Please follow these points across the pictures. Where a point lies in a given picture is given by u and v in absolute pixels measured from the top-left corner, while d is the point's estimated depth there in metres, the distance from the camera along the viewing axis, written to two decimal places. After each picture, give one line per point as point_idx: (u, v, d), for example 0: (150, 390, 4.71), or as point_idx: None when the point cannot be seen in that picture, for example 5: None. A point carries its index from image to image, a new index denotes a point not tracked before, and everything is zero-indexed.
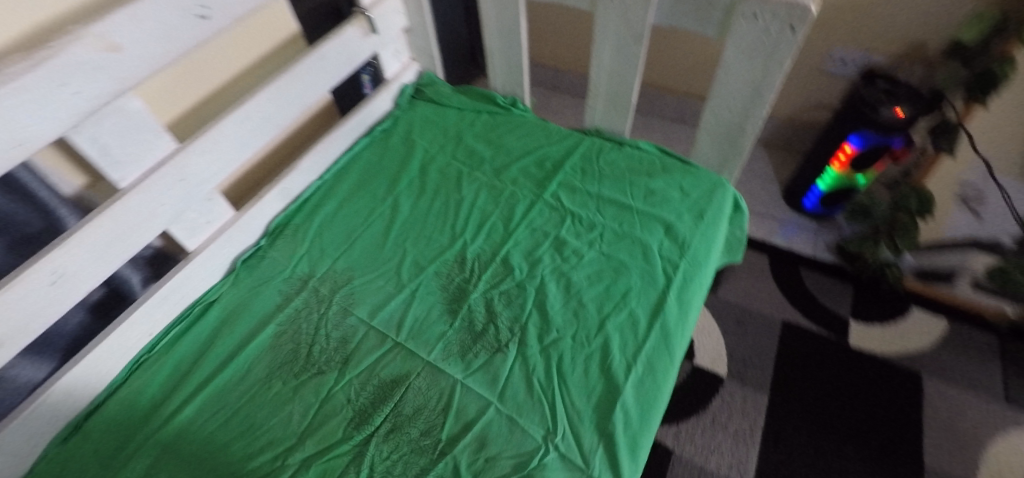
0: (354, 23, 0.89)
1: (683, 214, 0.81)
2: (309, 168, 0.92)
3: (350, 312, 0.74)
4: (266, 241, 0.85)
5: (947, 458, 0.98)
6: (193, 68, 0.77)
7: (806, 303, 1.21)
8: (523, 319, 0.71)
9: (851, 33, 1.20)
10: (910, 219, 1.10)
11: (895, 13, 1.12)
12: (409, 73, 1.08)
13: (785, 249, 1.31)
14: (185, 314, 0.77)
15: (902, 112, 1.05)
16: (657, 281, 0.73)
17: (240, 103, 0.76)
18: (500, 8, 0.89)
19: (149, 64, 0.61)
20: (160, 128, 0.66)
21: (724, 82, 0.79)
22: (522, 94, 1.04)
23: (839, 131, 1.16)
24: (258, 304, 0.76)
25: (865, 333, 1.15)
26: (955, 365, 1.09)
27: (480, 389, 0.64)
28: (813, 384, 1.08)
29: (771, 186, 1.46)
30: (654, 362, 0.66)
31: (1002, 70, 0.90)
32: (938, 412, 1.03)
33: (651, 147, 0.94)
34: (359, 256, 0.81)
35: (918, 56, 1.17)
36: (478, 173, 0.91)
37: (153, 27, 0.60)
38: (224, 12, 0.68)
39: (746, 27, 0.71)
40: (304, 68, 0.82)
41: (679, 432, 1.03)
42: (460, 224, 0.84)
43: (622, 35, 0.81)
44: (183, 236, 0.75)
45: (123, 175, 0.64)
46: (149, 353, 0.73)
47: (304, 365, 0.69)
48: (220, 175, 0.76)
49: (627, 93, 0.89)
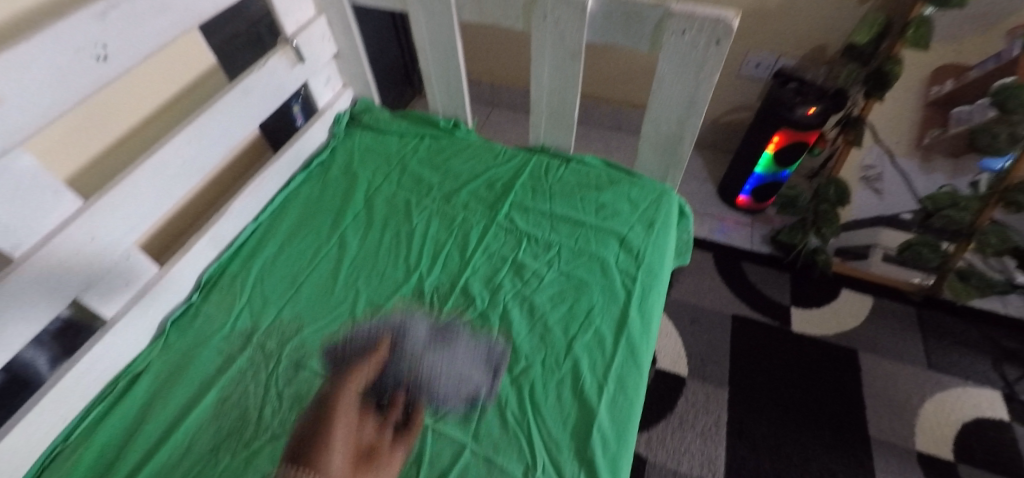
0: (279, 53, 0.84)
1: (635, 226, 0.83)
2: (241, 210, 0.84)
3: (302, 365, 0.68)
4: (199, 296, 0.77)
5: (890, 427, 1.05)
6: (96, 114, 0.69)
7: (751, 295, 1.27)
8: (489, 350, 0.69)
9: (763, 40, 1.29)
10: (831, 207, 1.19)
11: (799, 21, 1.22)
12: (343, 100, 1.04)
13: (726, 246, 1.38)
14: (107, 391, 0.68)
15: (814, 109, 1.15)
16: (619, 295, 0.74)
17: (156, 149, 0.68)
18: (433, 31, 0.87)
19: (38, 117, 0.54)
20: (62, 185, 0.59)
21: (660, 95, 0.81)
22: (463, 116, 1.02)
23: (762, 132, 1.24)
24: (194, 368, 0.69)
25: (805, 318, 1.22)
26: (884, 338, 1.19)
27: (453, 431, 0.61)
28: (766, 373, 1.13)
29: (707, 186, 1.54)
30: (625, 378, 0.65)
31: (892, 70, 1.01)
32: (876, 384, 1.11)
33: (596, 161, 0.95)
34: (307, 301, 0.76)
35: (822, 58, 1.27)
36: (428, 201, 0.89)
37: (41, 74, 0.52)
38: (126, 51, 0.61)
39: (675, 43, 0.73)
40: (226, 104, 0.76)
41: (651, 438, 1.04)
42: (414, 257, 0.81)
43: (559, 54, 0.82)
44: (97, 303, 0.67)
45: (15, 243, 0.56)
46: (65, 442, 0.63)
47: (255, 432, 0.62)
48: (137, 230, 0.69)
49: (569, 110, 0.90)
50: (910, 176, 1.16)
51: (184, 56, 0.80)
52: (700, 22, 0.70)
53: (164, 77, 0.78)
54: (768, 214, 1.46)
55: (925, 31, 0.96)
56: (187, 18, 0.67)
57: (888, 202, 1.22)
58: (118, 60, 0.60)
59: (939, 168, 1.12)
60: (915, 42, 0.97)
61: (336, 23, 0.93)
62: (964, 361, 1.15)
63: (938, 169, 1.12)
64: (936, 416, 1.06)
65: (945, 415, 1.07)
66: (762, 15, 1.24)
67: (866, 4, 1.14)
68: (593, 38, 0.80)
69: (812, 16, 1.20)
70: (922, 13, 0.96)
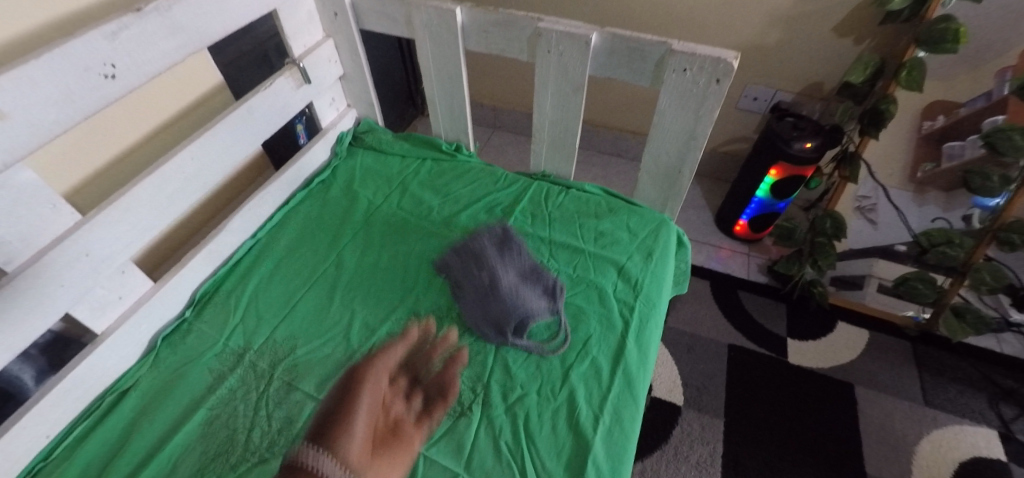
0: (285, 73, 0.85)
1: (633, 254, 0.83)
2: (240, 227, 0.84)
3: (294, 387, 0.67)
4: (193, 312, 0.77)
5: (886, 464, 1.04)
6: (100, 128, 0.69)
7: (747, 325, 1.27)
8: (485, 377, 0.68)
9: (760, 75, 1.32)
10: (827, 240, 1.19)
11: (797, 58, 1.25)
12: (346, 120, 1.05)
13: (723, 274, 1.39)
14: (92, 407, 0.66)
15: (810, 144, 1.15)
16: (616, 325, 0.73)
17: (157, 165, 0.69)
18: (439, 59, 0.88)
19: (41, 133, 0.54)
20: (60, 199, 0.59)
21: (660, 128, 0.83)
22: (466, 140, 1.03)
23: (760, 164, 1.25)
24: (184, 386, 0.68)
25: (801, 350, 1.22)
26: (880, 373, 1.18)
27: (445, 460, 0.60)
28: (762, 404, 1.12)
29: (704, 214, 1.55)
30: (620, 411, 0.65)
31: (887, 109, 1.02)
32: (872, 420, 1.10)
33: (596, 189, 0.96)
34: (302, 321, 0.75)
35: (819, 94, 1.30)
36: (427, 224, 0.89)
37: (48, 92, 0.53)
38: (134, 70, 0.61)
39: (676, 79, 0.75)
40: (231, 123, 0.77)
41: (645, 468, 1.02)
42: (412, 279, 0.80)
43: (562, 85, 0.83)
44: (88, 318, 0.66)
45: (8, 257, 0.56)
46: (46, 460, 0.62)
47: (242, 455, 0.61)
48: (133, 245, 0.68)
49: (570, 138, 0.91)
50: (903, 210, 1.18)
51: (190, 75, 0.81)
52: (701, 60, 0.71)
53: (170, 94, 0.78)
54: (765, 244, 1.47)
55: (917, 74, 0.97)
56: (199, 40, 0.68)
57: (881, 232, 1.23)
58: (127, 78, 0.61)
59: (933, 206, 1.13)
60: (909, 85, 0.98)
61: (344, 47, 0.95)
62: (960, 398, 1.14)
63: (931, 200, 1.13)
64: (932, 454, 1.05)
65: (941, 453, 1.06)
66: (761, 50, 1.27)
67: (862, 45, 1.17)
68: (596, 71, 0.81)
69: (809, 54, 1.23)
70: (916, 56, 0.97)
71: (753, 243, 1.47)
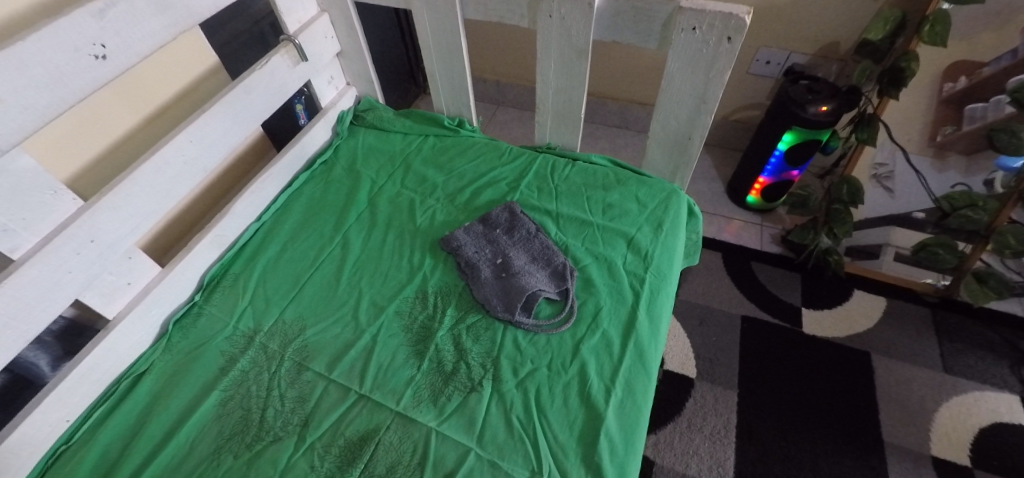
0: (281, 51, 0.83)
1: (643, 226, 0.81)
2: (244, 210, 0.84)
3: (304, 366, 0.68)
4: (202, 296, 0.77)
5: (903, 431, 1.03)
6: (96, 113, 0.68)
7: (760, 296, 1.25)
8: (495, 352, 0.67)
9: (772, 37, 1.27)
10: (843, 207, 1.16)
11: (811, 17, 1.19)
12: (346, 99, 1.03)
13: (735, 245, 1.36)
14: (109, 392, 0.67)
15: (826, 108, 1.11)
16: (626, 298, 0.72)
17: (157, 148, 0.68)
18: (437, 29, 0.86)
19: (36, 116, 0.53)
20: (61, 185, 0.59)
21: (669, 93, 0.80)
22: (468, 114, 1.01)
23: (772, 131, 1.21)
24: (197, 369, 0.68)
25: (816, 320, 1.20)
26: (898, 341, 1.16)
27: (457, 435, 0.60)
28: (776, 375, 1.11)
29: (715, 185, 1.51)
30: (632, 382, 0.64)
31: (907, 67, 0.98)
32: (889, 387, 1.09)
33: (603, 161, 0.93)
34: (311, 301, 0.75)
35: (834, 55, 1.25)
36: (431, 201, 0.88)
37: (40, 74, 0.52)
38: (126, 50, 0.60)
39: (685, 39, 0.72)
40: (228, 104, 0.75)
41: (658, 441, 1.02)
42: (418, 257, 0.80)
43: (565, 52, 0.80)
44: (99, 303, 0.67)
45: (14, 245, 0.56)
46: (66, 444, 0.62)
47: (257, 434, 0.61)
48: (138, 231, 0.68)
49: (575, 108, 0.89)
50: (923, 174, 1.13)
51: (185, 56, 0.79)
52: (711, 17, 0.68)
53: (165, 77, 0.77)
54: (778, 214, 1.43)
55: (941, 28, 0.92)
56: (187, 17, 0.67)
57: (899, 200, 1.19)
58: (117, 59, 0.60)
59: (953, 169, 1.09)
60: (931, 40, 0.93)
61: (340, 22, 0.92)
62: (981, 363, 1.12)
63: (952, 165, 1.09)
64: (951, 421, 1.04)
65: (960, 419, 1.04)
66: (773, 10, 1.22)
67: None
68: (600, 36, 0.78)
69: (824, 11, 1.17)
70: (940, 8, 0.92)
71: (766, 213, 1.44)
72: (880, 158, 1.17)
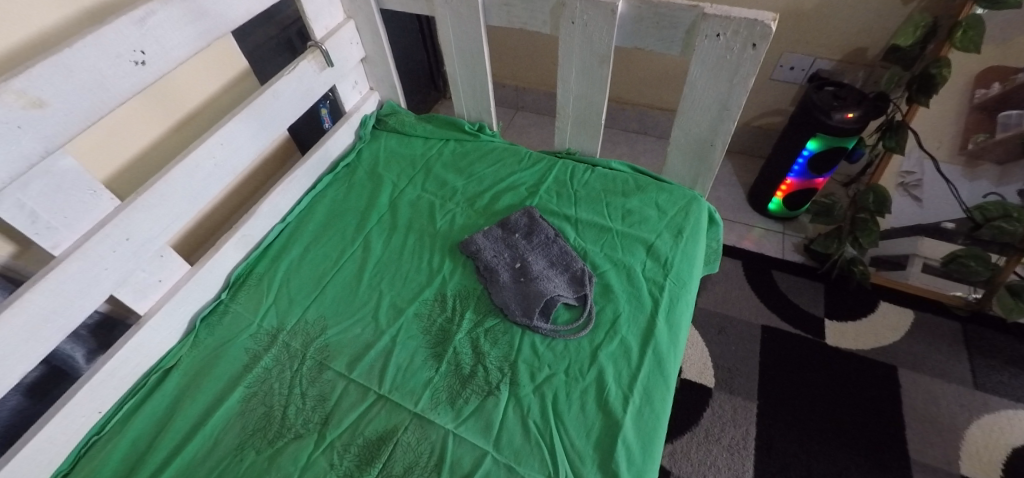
0: (308, 57, 0.85)
1: (662, 233, 0.81)
2: (270, 212, 0.86)
3: (326, 366, 0.69)
4: (228, 294, 0.79)
5: (930, 448, 1.00)
6: (135, 116, 0.72)
7: (782, 306, 1.23)
8: (512, 356, 0.68)
9: (797, 42, 1.25)
10: (869, 216, 1.13)
11: (837, 20, 1.17)
12: (369, 103, 1.05)
13: (756, 253, 1.34)
14: (139, 385, 0.69)
15: (852, 114, 1.09)
16: (645, 304, 0.72)
17: (189, 151, 0.70)
18: (459, 36, 0.87)
19: (80, 119, 0.56)
20: (100, 186, 0.61)
21: (692, 99, 0.79)
22: (488, 119, 1.02)
23: (795, 137, 1.19)
24: (223, 365, 0.70)
25: (840, 331, 1.17)
26: (926, 355, 1.13)
27: (474, 438, 0.60)
28: (800, 388, 1.09)
29: (736, 191, 1.50)
30: (650, 391, 0.63)
31: (939, 73, 0.96)
32: (916, 403, 1.06)
33: (623, 166, 0.93)
34: (332, 302, 0.76)
35: (861, 61, 1.23)
36: (452, 204, 0.89)
37: (85, 79, 0.55)
38: (163, 55, 0.63)
39: (708, 46, 0.71)
40: (258, 108, 0.78)
41: (675, 452, 1.01)
42: (436, 261, 0.80)
43: (587, 56, 0.80)
44: (131, 299, 0.69)
45: (56, 241, 0.59)
46: (98, 434, 0.65)
47: (279, 431, 0.63)
48: (171, 231, 0.70)
49: (595, 115, 0.89)
50: (954, 183, 1.10)
51: (220, 61, 0.83)
52: (735, 24, 0.67)
53: (197, 83, 0.80)
54: (801, 222, 1.41)
55: (975, 34, 0.91)
56: (222, 24, 0.69)
57: (928, 210, 1.16)
58: (156, 64, 0.62)
59: (986, 179, 1.06)
60: (965, 46, 0.92)
61: (365, 27, 0.94)
62: (1014, 381, 1.08)
63: (984, 175, 1.06)
64: (981, 439, 1.01)
65: (992, 438, 1.01)
66: (798, 15, 1.20)
67: (910, 5, 1.09)
68: (622, 41, 0.78)
69: (851, 15, 1.15)
70: (972, 13, 0.91)
71: (788, 220, 1.42)
72: (908, 166, 1.14)
